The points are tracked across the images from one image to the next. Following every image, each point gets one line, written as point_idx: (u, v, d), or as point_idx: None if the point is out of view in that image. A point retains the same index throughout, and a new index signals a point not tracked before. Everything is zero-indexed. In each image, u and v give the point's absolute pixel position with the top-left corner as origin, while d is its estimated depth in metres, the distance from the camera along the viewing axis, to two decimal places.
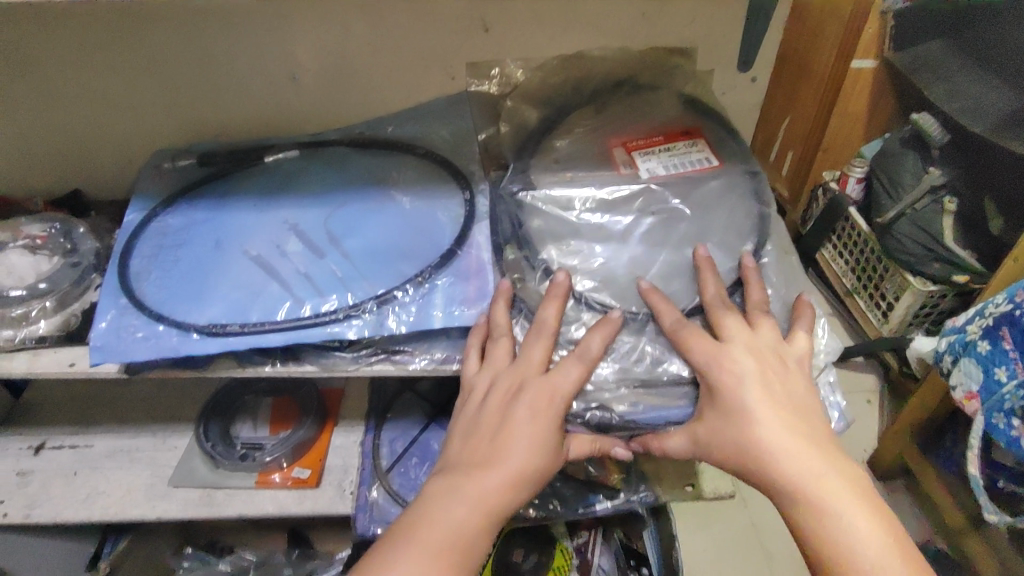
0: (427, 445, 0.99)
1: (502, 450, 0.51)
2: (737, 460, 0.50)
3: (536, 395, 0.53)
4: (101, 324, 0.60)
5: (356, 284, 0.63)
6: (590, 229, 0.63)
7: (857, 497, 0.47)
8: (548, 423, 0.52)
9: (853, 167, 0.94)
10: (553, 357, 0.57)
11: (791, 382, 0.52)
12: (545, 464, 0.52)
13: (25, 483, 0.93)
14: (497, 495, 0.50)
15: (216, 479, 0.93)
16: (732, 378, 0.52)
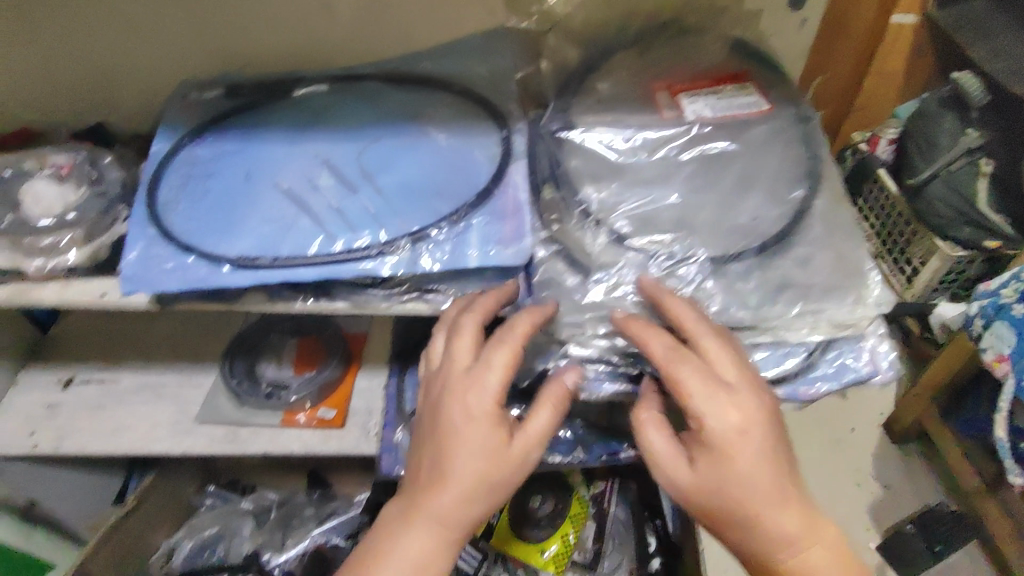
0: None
1: (443, 470, 0.51)
2: (704, 506, 0.49)
3: (465, 398, 0.52)
4: (130, 255, 0.59)
5: (389, 221, 0.61)
6: (634, 171, 0.60)
7: (813, 544, 0.48)
8: (483, 430, 0.51)
9: (887, 129, 1.01)
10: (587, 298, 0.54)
11: (767, 422, 0.48)
12: (493, 471, 0.51)
13: (56, 415, 0.95)
14: (450, 516, 0.51)
15: (242, 417, 0.94)
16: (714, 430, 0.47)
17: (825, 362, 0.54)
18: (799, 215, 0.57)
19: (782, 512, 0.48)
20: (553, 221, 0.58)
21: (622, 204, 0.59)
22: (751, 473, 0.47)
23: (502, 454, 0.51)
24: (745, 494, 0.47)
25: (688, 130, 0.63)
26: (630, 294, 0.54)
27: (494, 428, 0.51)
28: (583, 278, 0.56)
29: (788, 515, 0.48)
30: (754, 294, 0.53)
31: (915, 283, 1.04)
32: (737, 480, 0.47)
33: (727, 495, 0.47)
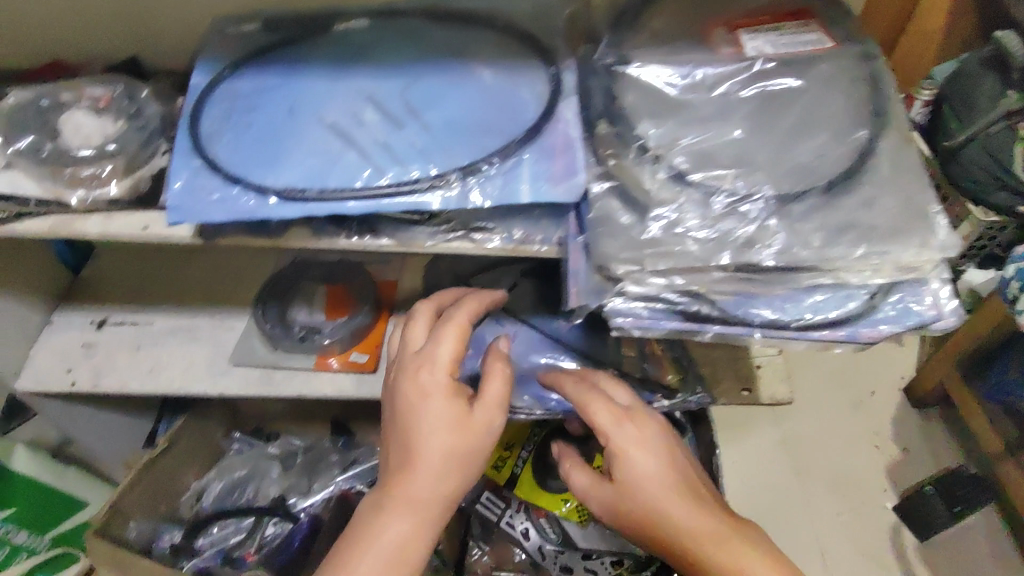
0: (482, 337, 0.97)
1: (416, 450, 0.66)
2: (621, 500, 0.71)
3: (424, 382, 0.67)
4: (176, 185, 0.58)
5: (437, 156, 0.59)
6: (692, 109, 0.58)
7: (717, 520, 0.70)
8: (442, 405, 0.66)
9: (921, 91, 0.93)
10: (648, 231, 0.53)
11: (650, 427, 0.73)
12: (457, 439, 0.66)
13: (92, 353, 0.96)
14: (427, 492, 0.66)
15: (275, 360, 0.95)
16: (624, 448, 0.71)
17: (886, 304, 0.52)
18: (865, 157, 0.55)
19: (676, 501, 0.70)
20: (608, 158, 0.57)
21: (680, 141, 0.57)
22: (647, 477, 0.70)
23: (462, 424, 0.67)
24: (647, 488, 0.70)
25: (751, 66, 0.60)
26: (691, 232, 0.52)
27: (449, 403, 0.67)
28: (640, 215, 0.54)
29: (678, 502, 0.70)
30: (818, 235, 0.52)
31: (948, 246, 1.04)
32: (645, 485, 0.70)
33: (648, 502, 0.70)
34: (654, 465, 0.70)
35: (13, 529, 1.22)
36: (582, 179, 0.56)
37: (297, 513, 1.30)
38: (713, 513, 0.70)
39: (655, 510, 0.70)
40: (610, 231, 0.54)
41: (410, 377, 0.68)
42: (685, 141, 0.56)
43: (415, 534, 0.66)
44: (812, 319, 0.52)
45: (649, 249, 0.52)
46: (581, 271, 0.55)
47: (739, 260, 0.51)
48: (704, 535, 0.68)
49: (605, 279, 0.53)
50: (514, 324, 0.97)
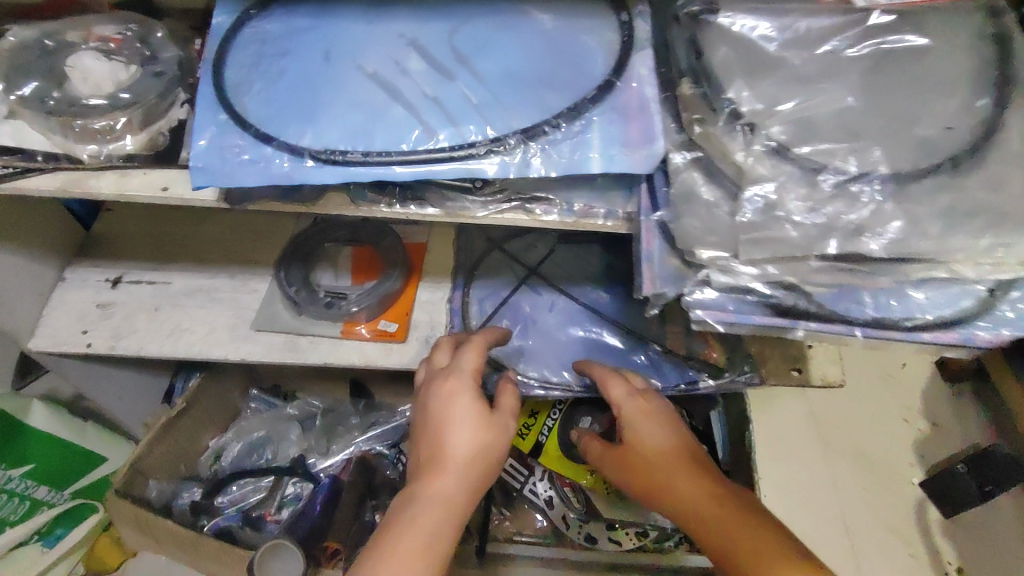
0: (519, 307, 0.93)
1: (442, 442, 0.66)
2: (633, 463, 0.69)
3: (449, 385, 0.69)
4: (200, 143, 0.51)
5: (494, 114, 0.52)
6: (791, 70, 0.50)
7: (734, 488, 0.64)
8: (468, 401, 0.68)
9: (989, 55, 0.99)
10: (743, 216, 0.46)
11: (656, 402, 0.74)
12: (484, 433, 0.67)
13: (109, 314, 0.92)
14: (455, 488, 0.64)
15: (300, 326, 0.89)
16: (634, 407, 0.73)
17: (1006, 302, 0.46)
18: (993, 132, 0.47)
19: (676, 464, 0.66)
20: (693, 122, 0.49)
21: (777, 107, 0.49)
22: (649, 438, 0.71)
23: (486, 419, 0.68)
24: (652, 448, 0.69)
25: (865, 21, 0.51)
26: (791, 215, 0.45)
27: (476, 398, 0.68)
28: (731, 194, 0.47)
29: (684, 462, 0.67)
30: (937, 221, 0.45)
31: None
32: (654, 444, 0.69)
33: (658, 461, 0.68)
34: (655, 429, 0.71)
35: (30, 483, 1.17)
36: (662, 148, 0.50)
37: (317, 473, 1.28)
38: (721, 481, 0.65)
39: (661, 469, 0.67)
40: (696, 207, 0.48)
41: (437, 385, 0.70)
42: (782, 109, 0.49)
43: (443, 529, 0.62)
44: (921, 319, 0.46)
45: (744, 232, 0.45)
46: (655, 254, 0.49)
47: (847, 249, 0.44)
48: (708, 495, 0.63)
49: (686, 265, 0.48)
50: (553, 295, 0.94)
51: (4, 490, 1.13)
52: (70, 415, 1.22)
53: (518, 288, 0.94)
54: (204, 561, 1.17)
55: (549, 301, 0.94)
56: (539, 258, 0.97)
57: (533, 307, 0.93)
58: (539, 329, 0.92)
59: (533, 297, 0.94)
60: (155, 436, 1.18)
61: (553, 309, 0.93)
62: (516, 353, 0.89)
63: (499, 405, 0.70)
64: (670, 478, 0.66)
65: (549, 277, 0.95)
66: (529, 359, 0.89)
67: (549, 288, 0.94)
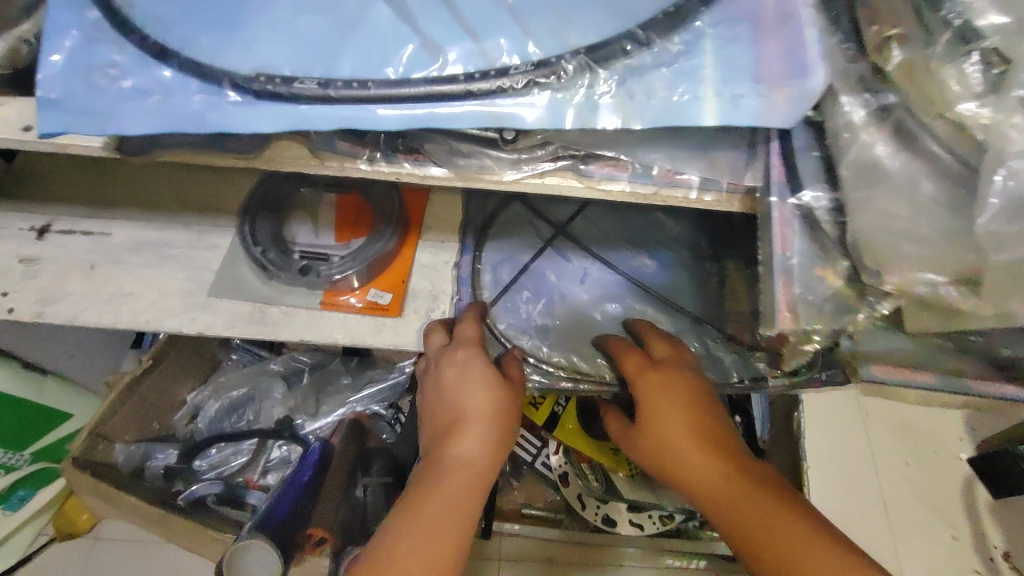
0: (542, 278, 0.65)
1: (452, 404, 0.46)
2: (661, 451, 0.43)
3: (454, 347, 0.49)
4: (54, 59, 0.31)
5: (538, 21, 0.32)
6: None
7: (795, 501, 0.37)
8: (475, 355, 0.48)
9: None
10: (989, 201, 0.27)
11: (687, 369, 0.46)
12: (506, 398, 0.46)
13: (35, 273, 0.57)
14: (474, 462, 0.42)
15: (268, 292, 0.58)
16: (643, 380, 0.46)
17: None
18: None
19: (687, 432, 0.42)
20: (889, 44, 0.28)
21: None
22: (650, 403, 0.45)
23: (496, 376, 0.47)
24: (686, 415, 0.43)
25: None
26: None
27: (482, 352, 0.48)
28: (949, 173, 0.28)
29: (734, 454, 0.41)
30: None
31: None
32: (678, 415, 0.43)
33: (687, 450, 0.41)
34: (668, 388, 0.44)
35: None
36: (821, 85, 0.29)
37: (306, 436, 0.89)
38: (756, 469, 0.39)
39: (701, 447, 0.41)
40: (887, 192, 0.29)
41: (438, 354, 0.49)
42: None
43: (457, 517, 0.39)
44: None
45: (994, 252, 0.27)
46: (793, 258, 0.31)
47: None
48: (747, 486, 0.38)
49: (856, 289, 0.31)
50: (585, 262, 0.67)
51: None
52: (28, 367, 0.84)
53: (537, 256, 0.66)
54: (179, 536, 0.91)
55: (580, 270, 0.67)
56: (569, 211, 0.68)
57: (562, 278, 0.66)
58: (576, 311, 0.64)
59: (558, 264, 0.66)
60: (122, 393, 0.85)
61: (587, 282, 0.66)
62: (544, 334, 0.62)
63: (514, 368, 0.50)
64: (677, 450, 0.42)
65: (581, 237, 0.68)
66: (558, 343, 0.62)
67: (583, 253, 0.67)
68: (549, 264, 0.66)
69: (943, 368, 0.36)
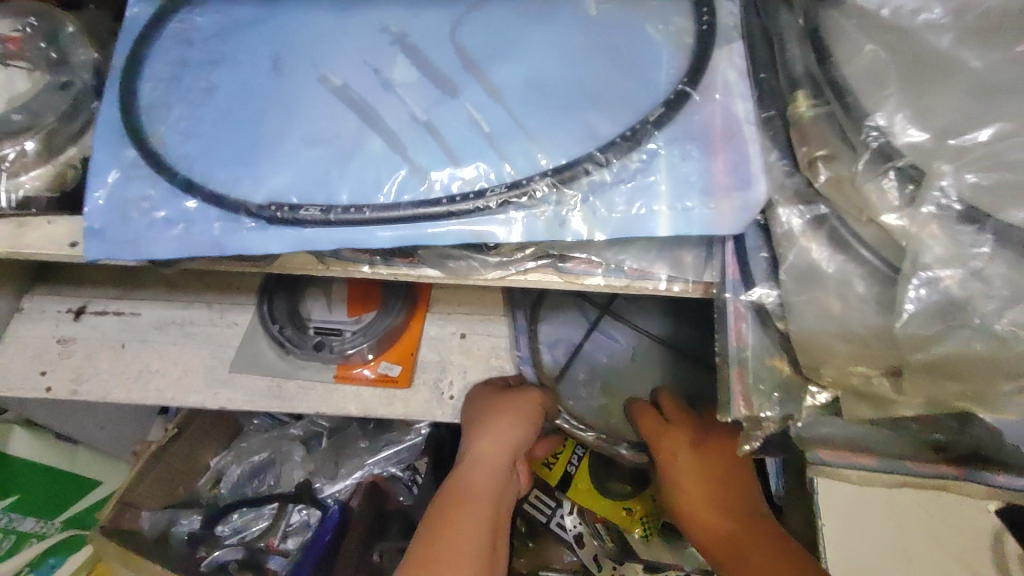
0: (593, 359, 0.63)
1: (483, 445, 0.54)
2: (693, 503, 0.46)
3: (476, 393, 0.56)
4: (96, 195, 0.37)
5: (512, 144, 0.36)
6: (979, 74, 0.32)
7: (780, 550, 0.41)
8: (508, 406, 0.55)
9: None
10: (909, 297, 0.29)
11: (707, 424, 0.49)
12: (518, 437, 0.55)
13: (68, 353, 0.60)
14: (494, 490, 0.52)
15: (286, 367, 0.60)
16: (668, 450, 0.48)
17: None
18: None
19: (710, 489, 0.46)
20: (818, 162, 0.32)
21: (968, 134, 0.31)
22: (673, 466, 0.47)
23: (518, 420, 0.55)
24: (709, 463, 0.47)
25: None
26: (986, 322, 0.28)
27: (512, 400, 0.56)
28: (878, 274, 0.31)
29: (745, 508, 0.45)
30: None
31: None
32: (699, 467, 0.47)
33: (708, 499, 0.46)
34: (693, 451, 0.47)
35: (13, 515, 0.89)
36: (762, 197, 0.33)
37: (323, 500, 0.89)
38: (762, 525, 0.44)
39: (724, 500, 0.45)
40: (823, 293, 0.32)
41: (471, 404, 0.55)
42: (977, 140, 0.31)
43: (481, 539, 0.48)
44: None
45: (914, 353, 0.29)
46: (747, 350, 0.34)
47: None
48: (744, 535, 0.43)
49: (802, 379, 0.33)
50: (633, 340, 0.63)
51: None
52: (60, 439, 0.95)
53: (588, 335, 0.63)
54: None
55: (628, 350, 0.63)
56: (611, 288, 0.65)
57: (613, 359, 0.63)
58: (610, 385, 0.62)
59: (604, 342, 0.63)
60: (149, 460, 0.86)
61: (634, 358, 0.63)
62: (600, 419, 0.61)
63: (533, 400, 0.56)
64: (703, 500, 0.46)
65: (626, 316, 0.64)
66: None
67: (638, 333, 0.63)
68: (603, 348, 0.63)
69: (890, 451, 0.41)
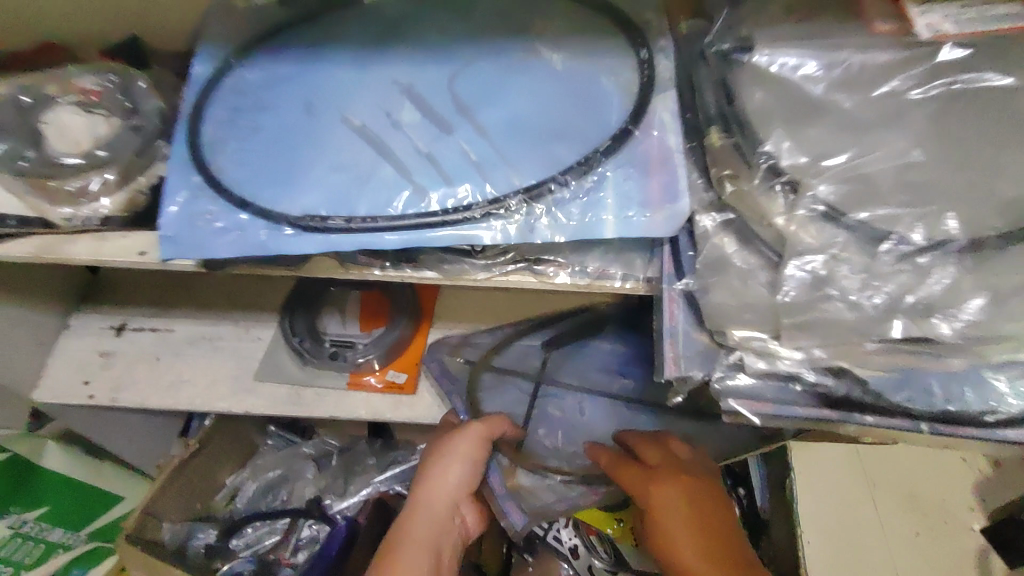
0: (548, 414, 0.77)
1: (431, 491, 0.66)
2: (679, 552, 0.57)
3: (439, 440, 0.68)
4: (170, 209, 0.47)
5: (494, 171, 0.46)
6: (847, 112, 0.42)
7: None
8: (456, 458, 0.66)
9: None
10: (784, 289, 0.38)
11: (683, 476, 0.61)
12: (460, 486, 0.67)
13: (109, 364, 0.81)
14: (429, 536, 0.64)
15: (304, 376, 0.77)
16: (659, 499, 0.60)
17: None
18: None
19: (694, 535, 0.57)
20: (724, 178, 0.41)
21: (828, 160, 0.41)
22: (655, 495, 0.60)
23: (459, 473, 0.67)
24: (687, 512, 0.59)
25: (932, 56, 0.42)
26: (846, 293, 0.38)
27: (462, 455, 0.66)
28: (770, 264, 0.41)
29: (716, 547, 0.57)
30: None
31: None
32: (685, 514, 0.59)
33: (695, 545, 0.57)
34: (676, 502, 0.59)
35: (41, 526, 1.13)
36: (686, 209, 0.43)
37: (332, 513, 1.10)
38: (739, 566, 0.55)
39: (706, 544, 0.57)
40: (728, 278, 0.41)
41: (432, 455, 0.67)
42: (835, 164, 0.41)
43: None
44: (1004, 409, 0.38)
45: (788, 316, 0.38)
46: (679, 329, 0.42)
47: (914, 333, 0.37)
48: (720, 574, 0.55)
49: (716, 344, 0.41)
50: (579, 395, 0.78)
51: (16, 532, 1.09)
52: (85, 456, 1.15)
53: (535, 403, 0.78)
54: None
55: (576, 404, 0.77)
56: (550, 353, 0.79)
57: (564, 411, 0.77)
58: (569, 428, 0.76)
59: (553, 400, 0.77)
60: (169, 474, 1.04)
61: (582, 408, 0.77)
62: (573, 454, 0.74)
63: (484, 443, 0.66)
64: (689, 545, 0.57)
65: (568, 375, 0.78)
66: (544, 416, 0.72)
67: (572, 385, 0.77)
68: (556, 403, 0.77)
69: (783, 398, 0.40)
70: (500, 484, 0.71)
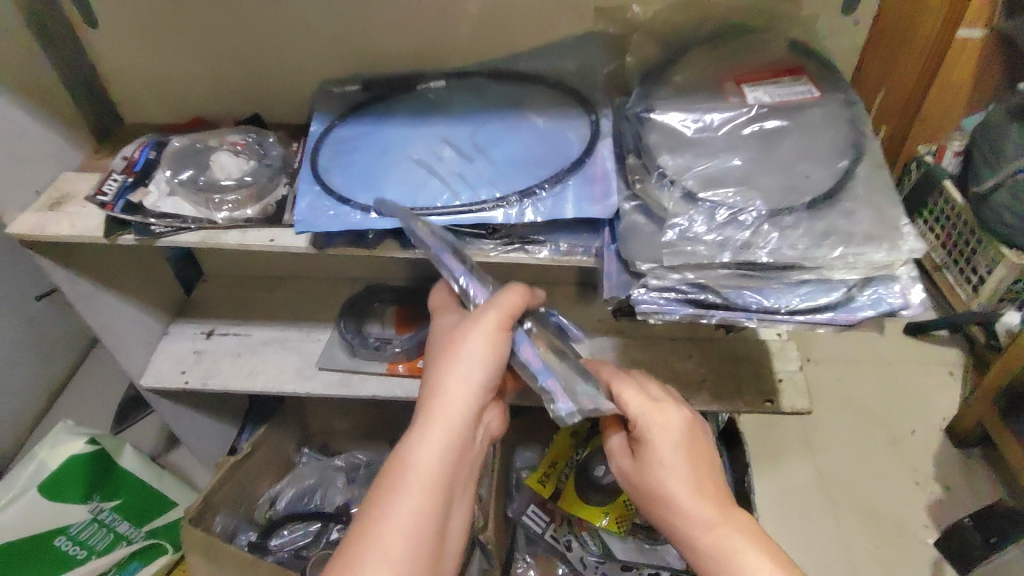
0: None
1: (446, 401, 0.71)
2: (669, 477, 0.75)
3: (449, 344, 0.73)
4: (301, 205, 0.76)
5: (500, 183, 0.76)
6: (707, 144, 0.72)
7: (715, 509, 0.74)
8: (468, 363, 0.72)
9: (951, 145, 1.39)
10: (666, 234, 0.66)
11: (677, 413, 0.78)
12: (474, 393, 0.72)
13: (200, 359, 1.16)
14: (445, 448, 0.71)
15: (354, 364, 1.11)
16: (660, 429, 0.76)
17: (862, 295, 0.64)
18: (845, 182, 0.68)
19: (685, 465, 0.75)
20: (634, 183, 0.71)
21: (692, 168, 0.70)
22: (660, 432, 0.76)
23: (472, 381, 0.72)
24: (681, 445, 0.76)
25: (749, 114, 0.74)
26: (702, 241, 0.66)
27: (476, 358, 0.72)
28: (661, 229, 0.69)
29: (699, 477, 0.75)
30: (802, 240, 0.64)
31: (980, 288, 1.38)
32: (680, 446, 0.76)
33: (682, 471, 0.75)
34: (674, 439, 0.76)
35: (115, 516, 1.31)
36: (615, 203, 0.72)
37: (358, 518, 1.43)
38: (711, 493, 0.75)
39: (692, 472, 0.75)
40: (636, 237, 0.68)
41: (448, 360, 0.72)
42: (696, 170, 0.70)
43: (430, 499, 0.69)
44: (799, 305, 0.64)
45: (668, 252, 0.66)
46: (613, 273, 0.70)
47: (739, 259, 0.64)
48: (699, 500, 0.74)
49: (632, 277, 0.69)
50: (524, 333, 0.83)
51: (95, 518, 1.28)
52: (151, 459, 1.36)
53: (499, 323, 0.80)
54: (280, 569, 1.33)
55: None
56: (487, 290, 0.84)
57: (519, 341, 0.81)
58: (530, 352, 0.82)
59: None
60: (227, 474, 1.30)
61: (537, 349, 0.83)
62: None
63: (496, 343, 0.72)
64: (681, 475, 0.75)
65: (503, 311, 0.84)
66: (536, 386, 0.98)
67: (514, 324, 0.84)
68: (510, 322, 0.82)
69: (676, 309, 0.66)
70: (535, 356, 0.76)
